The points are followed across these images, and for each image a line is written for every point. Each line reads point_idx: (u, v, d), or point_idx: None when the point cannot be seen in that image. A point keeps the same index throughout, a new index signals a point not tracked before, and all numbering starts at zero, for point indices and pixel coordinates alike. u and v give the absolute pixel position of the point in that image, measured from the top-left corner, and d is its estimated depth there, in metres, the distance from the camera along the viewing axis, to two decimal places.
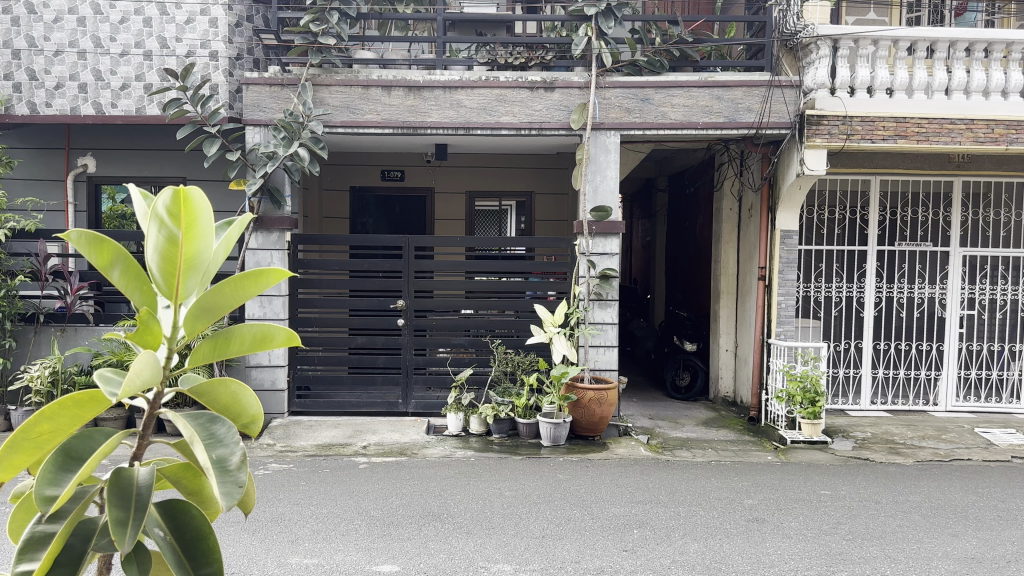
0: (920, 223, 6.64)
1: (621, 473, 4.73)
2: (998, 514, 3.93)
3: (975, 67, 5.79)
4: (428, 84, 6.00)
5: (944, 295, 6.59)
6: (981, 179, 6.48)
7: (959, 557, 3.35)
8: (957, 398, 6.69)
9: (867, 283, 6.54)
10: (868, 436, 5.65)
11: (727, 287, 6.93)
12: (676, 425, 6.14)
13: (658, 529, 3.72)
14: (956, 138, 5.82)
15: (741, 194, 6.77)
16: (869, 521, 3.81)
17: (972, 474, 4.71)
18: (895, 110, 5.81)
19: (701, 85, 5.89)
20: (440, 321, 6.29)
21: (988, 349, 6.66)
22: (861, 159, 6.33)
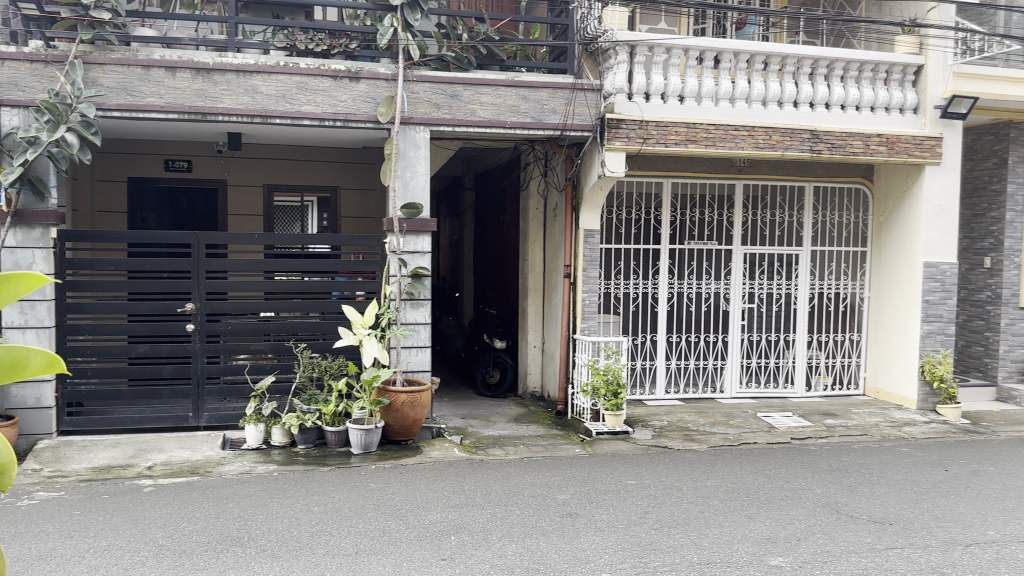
0: (706, 223, 7.14)
1: (435, 477, 4.62)
2: (783, 494, 4.31)
3: (754, 78, 6.37)
4: (218, 67, 5.50)
5: (728, 290, 7.18)
6: (759, 182, 7.15)
7: (755, 539, 3.61)
8: (740, 385, 7.33)
9: (661, 279, 6.97)
10: (664, 424, 5.99)
11: (534, 285, 7.08)
12: (487, 423, 6.14)
13: (475, 533, 3.65)
14: (739, 144, 6.29)
15: (547, 193, 6.96)
16: (674, 509, 4.01)
17: (757, 457, 5.13)
18: (685, 116, 6.20)
19: (507, 84, 5.93)
20: (237, 325, 5.81)
21: (767, 339, 7.35)
22: (654, 162, 6.86)
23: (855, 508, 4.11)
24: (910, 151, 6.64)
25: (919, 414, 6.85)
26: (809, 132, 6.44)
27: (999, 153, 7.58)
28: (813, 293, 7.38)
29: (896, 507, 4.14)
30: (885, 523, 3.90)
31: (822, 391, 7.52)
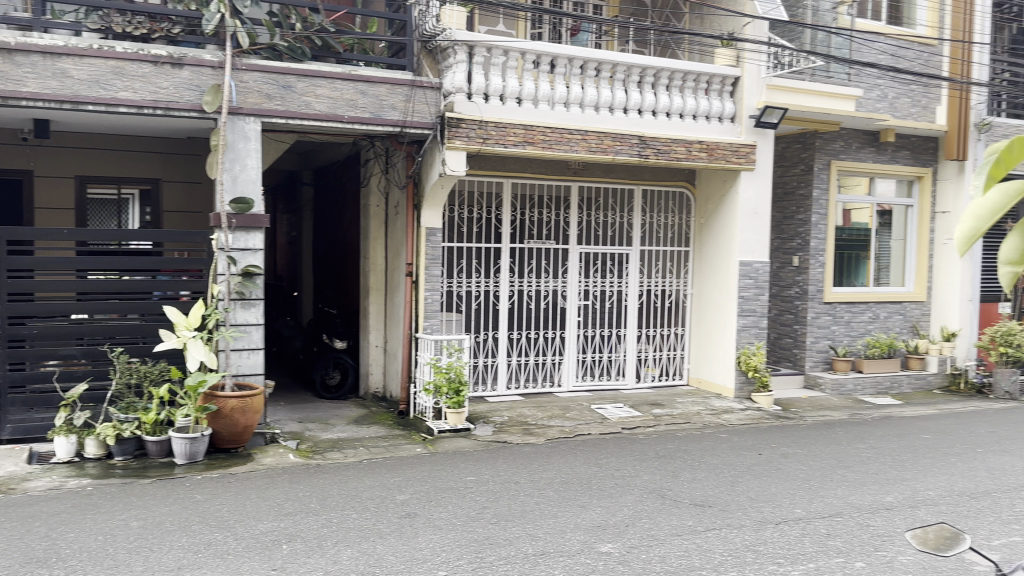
0: (544, 223, 7.33)
1: (269, 484, 4.43)
2: (615, 481, 4.50)
3: (588, 84, 6.62)
4: (20, 46, 4.98)
5: (565, 288, 7.42)
6: (594, 184, 7.43)
7: (587, 527, 3.74)
8: (577, 378, 7.59)
9: (501, 277, 7.08)
10: (505, 419, 6.10)
11: (375, 283, 6.96)
12: (325, 426, 5.98)
13: (309, 540, 3.53)
14: (573, 147, 6.52)
15: (387, 191, 6.88)
16: (511, 502, 4.07)
17: (591, 447, 5.34)
18: (523, 118, 6.33)
19: (344, 78, 5.79)
20: (44, 328, 5.31)
21: (601, 334, 7.67)
22: (494, 162, 6.93)
23: (679, 492, 4.37)
24: (728, 158, 7.15)
25: (738, 403, 7.39)
26: (637, 138, 6.78)
27: (805, 160, 8.34)
28: (642, 291, 7.79)
29: (715, 491, 4.43)
30: (705, 505, 4.17)
31: (650, 382, 7.93)
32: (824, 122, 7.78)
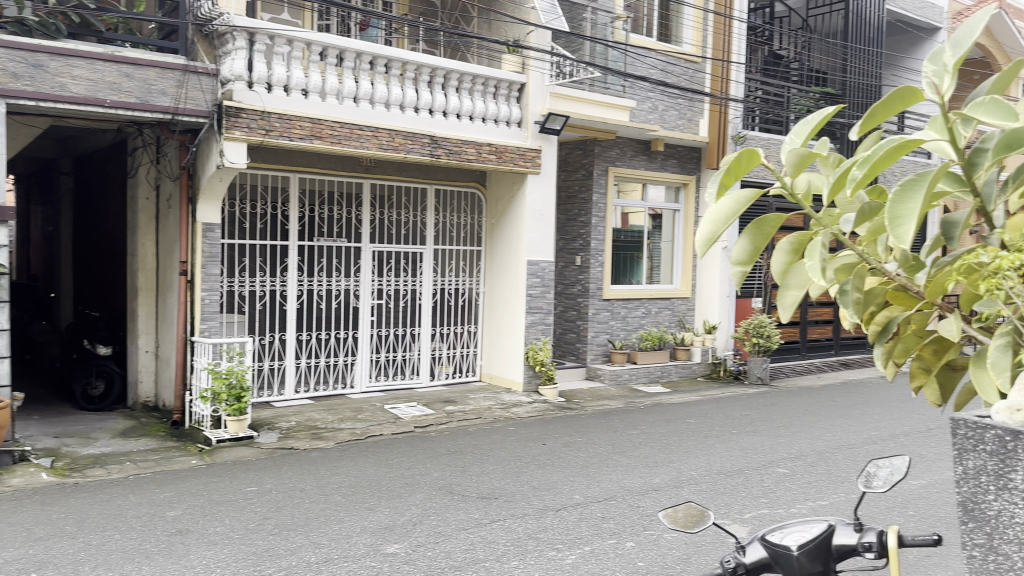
0: (334, 220, 7.16)
1: (13, 509, 3.93)
2: (404, 481, 4.50)
3: (377, 80, 6.57)
4: None
5: (357, 287, 7.29)
6: (385, 182, 7.39)
7: (374, 529, 3.71)
8: (369, 378, 7.49)
9: (288, 277, 6.83)
10: (291, 424, 5.88)
11: (146, 283, 6.42)
12: (86, 440, 5.41)
13: (61, 568, 3.18)
14: (363, 143, 6.44)
15: (159, 182, 6.37)
16: (294, 511, 3.93)
17: (382, 448, 5.30)
18: (310, 111, 6.16)
19: (106, 59, 5.29)
20: None
21: (394, 333, 7.63)
22: (280, 156, 6.69)
23: (466, 487, 4.45)
24: (515, 161, 7.43)
25: (525, 396, 7.68)
26: (428, 138, 6.83)
27: (586, 166, 8.87)
28: (436, 289, 7.86)
29: (502, 482, 4.56)
30: (491, 498, 4.28)
31: (444, 380, 8.00)
32: (602, 130, 8.29)
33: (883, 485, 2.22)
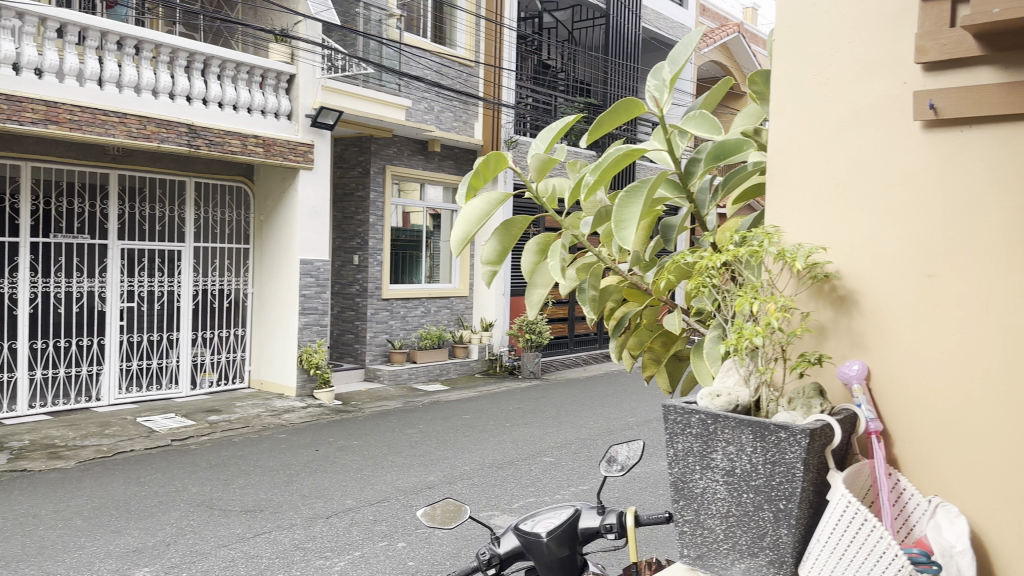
0: (76, 215, 6.60)
1: None
2: (156, 500, 4.38)
3: (125, 62, 6.20)
4: None
5: (102, 288, 6.76)
6: (136, 174, 6.96)
7: (121, 553, 3.61)
8: (119, 390, 7.00)
9: (19, 277, 6.23)
10: (25, 444, 5.20)
11: None
12: None
13: None
14: (110, 131, 6.01)
15: None
16: (24, 539, 3.76)
17: (133, 466, 4.98)
18: (45, 92, 5.69)
19: None
20: None
21: (150, 339, 7.16)
22: (9, 142, 6.17)
23: (227, 500, 4.42)
24: (284, 155, 7.23)
25: (298, 401, 7.50)
26: (186, 127, 6.52)
27: (362, 164, 8.76)
28: (196, 290, 7.49)
29: (266, 494, 4.53)
30: (255, 510, 4.27)
31: (207, 388, 7.69)
32: (377, 127, 8.28)
33: (620, 471, 2.39)
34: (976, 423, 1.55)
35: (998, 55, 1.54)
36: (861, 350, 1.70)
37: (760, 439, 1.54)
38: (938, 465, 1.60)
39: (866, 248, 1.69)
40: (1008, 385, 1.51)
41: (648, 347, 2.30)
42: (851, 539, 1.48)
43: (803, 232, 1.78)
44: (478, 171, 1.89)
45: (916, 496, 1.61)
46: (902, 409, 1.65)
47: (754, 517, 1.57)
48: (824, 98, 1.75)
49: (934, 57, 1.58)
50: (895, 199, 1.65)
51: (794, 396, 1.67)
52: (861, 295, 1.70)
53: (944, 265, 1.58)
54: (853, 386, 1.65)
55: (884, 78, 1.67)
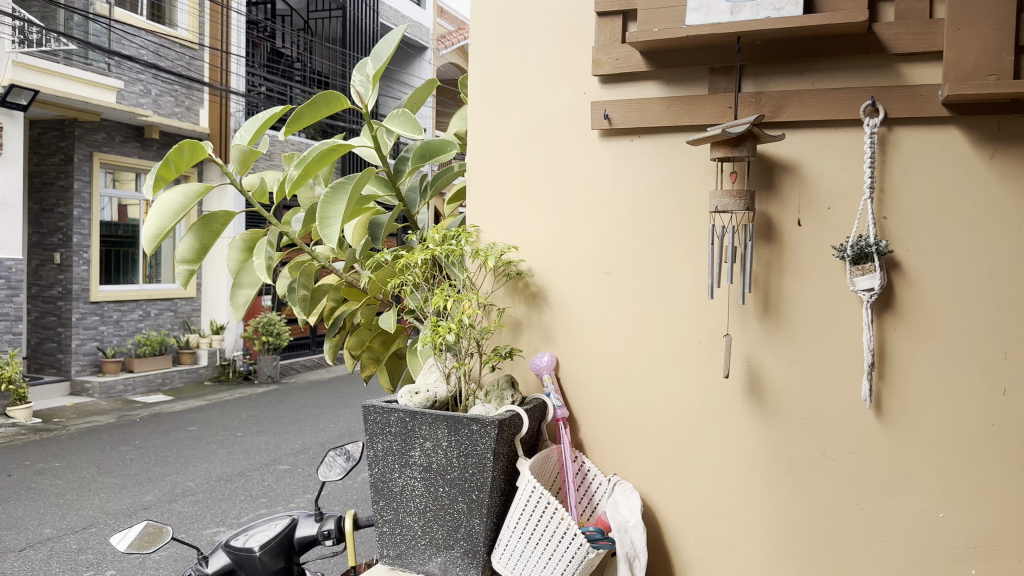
0: None
1: None
2: None
3: None
4: None
5: None
6: None
7: None
8: None
9: None
10: None
11: None
12: None
13: None
14: None
15: None
16: None
17: None
18: None
19: None
20: None
21: None
22: None
23: None
24: None
25: None
26: None
27: (63, 149, 7.85)
28: None
29: None
30: None
31: None
32: (82, 110, 7.55)
33: (343, 470, 1.80)
34: (645, 405, 1.72)
35: (661, 71, 1.69)
36: (551, 342, 1.80)
37: (454, 433, 1.59)
38: (617, 444, 1.75)
39: (553, 247, 1.79)
40: (668, 370, 1.70)
41: (369, 343, 2.21)
42: (536, 523, 1.57)
43: (499, 231, 1.83)
44: (170, 160, 1.70)
45: (597, 477, 1.74)
46: (586, 396, 1.77)
47: (449, 510, 1.63)
48: (514, 102, 1.81)
49: (609, 70, 1.70)
50: (576, 201, 1.76)
51: (488, 389, 1.72)
52: (551, 291, 1.80)
53: (618, 264, 1.73)
54: (544, 376, 1.75)
55: (567, 87, 1.76)
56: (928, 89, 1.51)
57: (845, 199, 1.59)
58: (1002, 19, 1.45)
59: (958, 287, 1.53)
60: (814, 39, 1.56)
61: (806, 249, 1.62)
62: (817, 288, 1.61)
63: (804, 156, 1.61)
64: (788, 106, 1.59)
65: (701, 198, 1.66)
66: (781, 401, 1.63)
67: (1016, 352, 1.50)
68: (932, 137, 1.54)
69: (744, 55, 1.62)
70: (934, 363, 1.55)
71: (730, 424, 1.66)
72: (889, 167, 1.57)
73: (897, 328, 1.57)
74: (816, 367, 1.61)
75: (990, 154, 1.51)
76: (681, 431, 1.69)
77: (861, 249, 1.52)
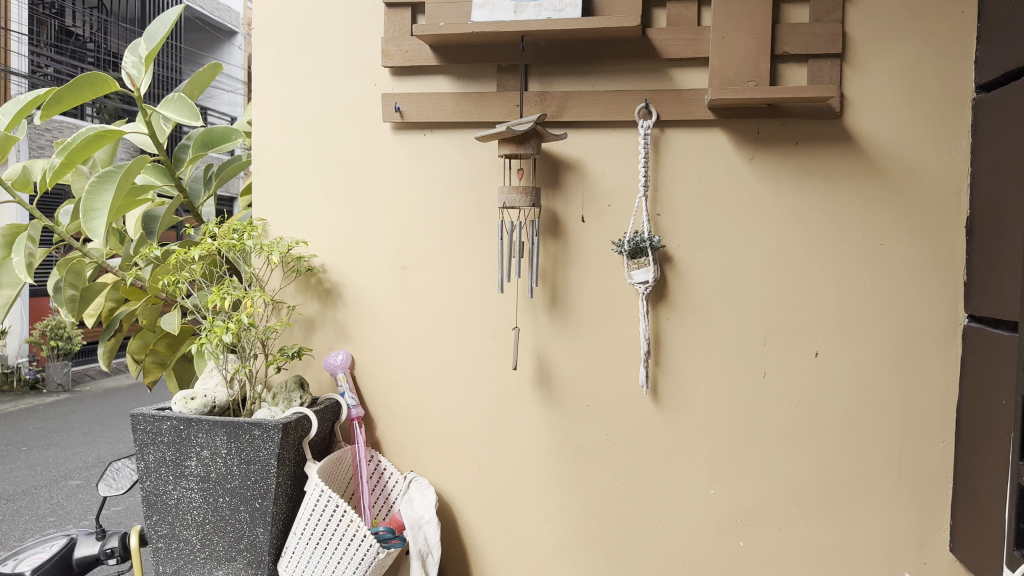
0: None
1: None
2: None
3: None
4: None
5: None
6: None
7: None
8: None
9: None
10: None
11: None
12: None
13: None
14: None
15: None
16: None
17: None
18: None
19: None
20: None
21: None
22: None
23: None
24: None
25: None
26: None
27: None
28: None
29: None
30: None
31: None
32: None
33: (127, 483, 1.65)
34: (442, 401, 1.72)
35: (450, 65, 1.66)
36: (345, 340, 1.74)
37: (234, 440, 1.51)
38: (414, 441, 1.73)
39: (345, 240, 1.72)
40: (464, 364, 1.70)
41: (154, 347, 1.98)
42: (324, 527, 1.51)
43: (288, 224, 1.74)
44: None
45: (394, 475, 1.70)
46: (382, 394, 1.73)
47: (231, 520, 1.55)
48: (301, 91, 1.72)
49: (397, 62, 1.66)
50: (368, 194, 1.71)
51: (276, 390, 1.64)
52: (345, 287, 1.73)
53: (412, 258, 1.70)
54: (338, 375, 1.69)
55: (356, 77, 1.70)
56: (696, 92, 1.58)
57: (624, 195, 1.65)
58: (759, 30, 1.53)
59: (724, 280, 1.61)
60: (594, 41, 1.60)
61: (591, 244, 1.67)
62: (601, 282, 1.67)
63: (587, 155, 1.66)
64: (571, 106, 1.62)
65: (491, 193, 1.67)
66: (568, 391, 1.68)
67: (773, 338, 1.60)
68: (699, 140, 1.61)
69: (528, 55, 1.63)
70: (705, 352, 1.62)
71: (522, 414, 1.69)
72: (662, 166, 1.63)
73: (671, 320, 1.64)
74: (600, 356, 1.67)
75: (749, 156, 1.59)
76: (475, 424, 1.71)
77: (637, 244, 1.57)
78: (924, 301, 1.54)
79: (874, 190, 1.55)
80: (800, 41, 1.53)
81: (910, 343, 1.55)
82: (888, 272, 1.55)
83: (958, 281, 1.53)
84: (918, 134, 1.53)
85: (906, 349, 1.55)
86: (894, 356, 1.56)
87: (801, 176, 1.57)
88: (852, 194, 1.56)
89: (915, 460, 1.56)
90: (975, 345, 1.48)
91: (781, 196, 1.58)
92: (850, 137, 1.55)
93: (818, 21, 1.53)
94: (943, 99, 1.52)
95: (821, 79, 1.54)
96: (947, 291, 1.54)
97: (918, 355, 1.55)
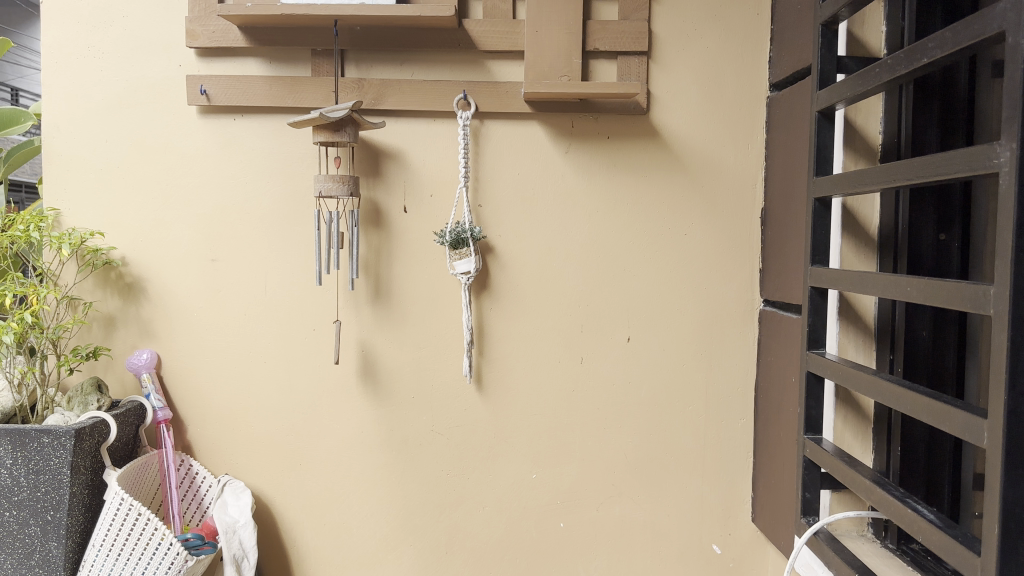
0: None
1: None
2: None
3: None
4: None
5: None
6: None
7: None
8: None
9: None
10: None
11: None
12: None
13: None
14: None
15: None
16: None
17: None
18: None
19: None
20: None
21: None
22: None
23: None
24: None
25: None
26: None
27: None
28: None
29: None
30: None
31: None
32: None
33: None
34: (257, 398, 1.65)
35: (260, 48, 1.59)
36: (151, 338, 1.64)
37: (19, 449, 1.38)
38: (230, 442, 1.65)
39: (147, 232, 1.63)
40: (282, 360, 1.64)
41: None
42: (125, 538, 1.40)
43: (83, 215, 1.62)
44: None
45: (207, 479, 1.63)
46: (192, 395, 1.65)
47: (19, 535, 1.40)
48: (96, 70, 1.60)
49: (203, 43, 1.57)
50: (173, 182, 1.62)
51: (71, 394, 1.52)
52: (149, 282, 1.63)
53: (223, 251, 1.62)
54: (142, 376, 1.59)
55: (158, 58, 1.60)
56: (512, 85, 1.59)
57: (444, 186, 1.63)
58: (570, 25, 1.56)
59: (541, 270, 1.64)
60: (410, 28, 1.58)
61: (410, 236, 1.64)
62: (423, 273, 1.64)
63: (407, 144, 1.63)
64: (390, 94, 1.58)
65: (306, 181, 1.61)
66: (391, 384, 1.65)
67: (589, 325, 1.64)
68: (517, 131, 1.62)
69: (343, 40, 1.58)
70: (524, 340, 1.65)
71: (344, 410, 1.65)
72: (481, 158, 1.63)
73: (493, 310, 1.64)
74: (425, 348, 1.65)
75: (565, 148, 1.62)
76: (295, 421, 1.65)
77: (458, 234, 1.55)
78: (724, 286, 1.63)
79: (679, 182, 1.62)
80: (610, 38, 1.58)
81: (714, 327, 1.64)
82: (692, 260, 1.63)
83: (753, 268, 1.63)
84: (718, 130, 1.61)
85: (708, 334, 1.64)
86: (698, 340, 1.64)
87: (613, 168, 1.62)
88: (659, 186, 1.62)
89: (719, 437, 1.65)
90: (769, 327, 1.57)
91: (594, 188, 1.63)
92: (657, 132, 1.62)
93: (626, 19, 1.58)
94: (739, 97, 1.61)
95: (629, 76, 1.59)
96: (746, 277, 1.63)
97: (720, 338, 1.64)
